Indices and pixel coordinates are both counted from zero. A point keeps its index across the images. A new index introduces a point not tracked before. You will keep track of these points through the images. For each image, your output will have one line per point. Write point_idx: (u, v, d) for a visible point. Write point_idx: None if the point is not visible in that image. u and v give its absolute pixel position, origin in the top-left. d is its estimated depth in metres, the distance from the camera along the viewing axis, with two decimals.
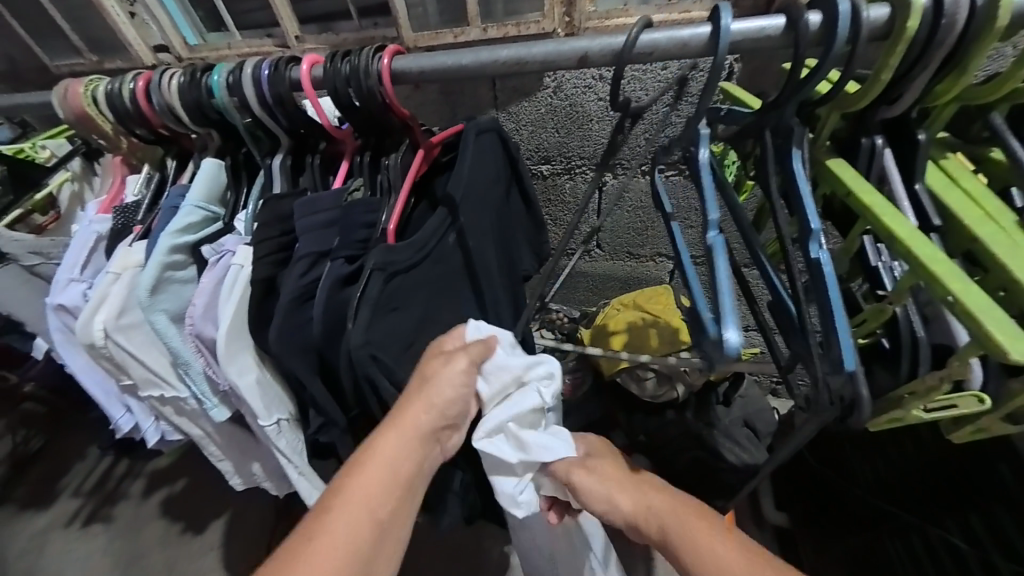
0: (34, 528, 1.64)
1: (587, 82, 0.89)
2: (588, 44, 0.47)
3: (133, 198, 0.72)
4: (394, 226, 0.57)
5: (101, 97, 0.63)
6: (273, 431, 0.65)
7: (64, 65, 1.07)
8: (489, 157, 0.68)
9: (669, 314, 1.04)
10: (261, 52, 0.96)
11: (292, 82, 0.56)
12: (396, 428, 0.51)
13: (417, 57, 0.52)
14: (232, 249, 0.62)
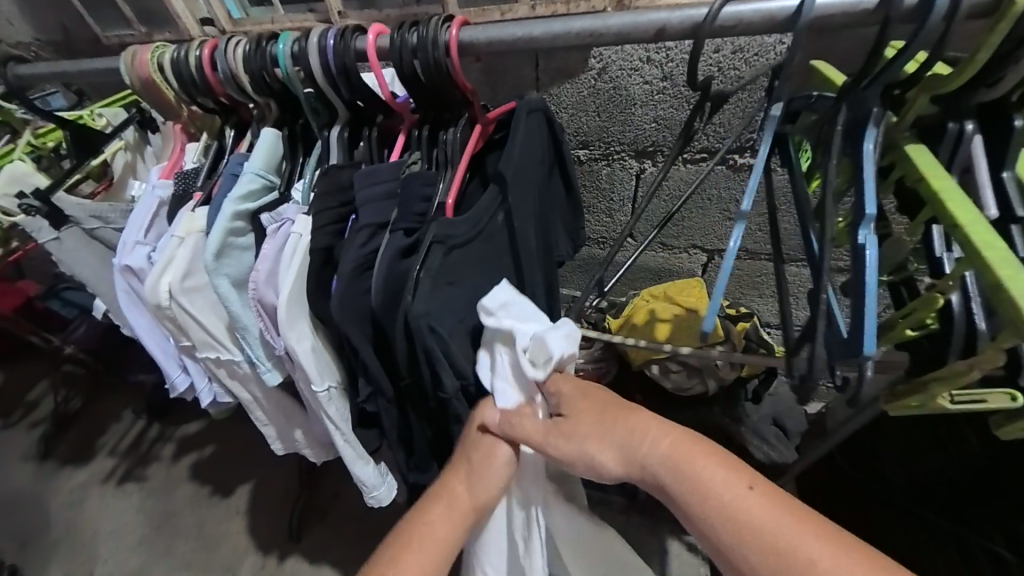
0: (75, 482, 1.74)
1: (634, 64, 0.86)
2: (667, 17, 0.48)
3: (192, 165, 0.74)
4: (451, 202, 0.58)
5: (167, 64, 0.66)
6: (324, 397, 0.68)
7: (115, 35, 1.10)
8: (538, 138, 0.68)
9: (703, 306, 1.07)
10: (304, 27, 0.97)
11: (357, 52, 0.58)
12: (445, 502, 0.59)
13: (486, 28, 0.54)
14: (292, 216, 0.63)
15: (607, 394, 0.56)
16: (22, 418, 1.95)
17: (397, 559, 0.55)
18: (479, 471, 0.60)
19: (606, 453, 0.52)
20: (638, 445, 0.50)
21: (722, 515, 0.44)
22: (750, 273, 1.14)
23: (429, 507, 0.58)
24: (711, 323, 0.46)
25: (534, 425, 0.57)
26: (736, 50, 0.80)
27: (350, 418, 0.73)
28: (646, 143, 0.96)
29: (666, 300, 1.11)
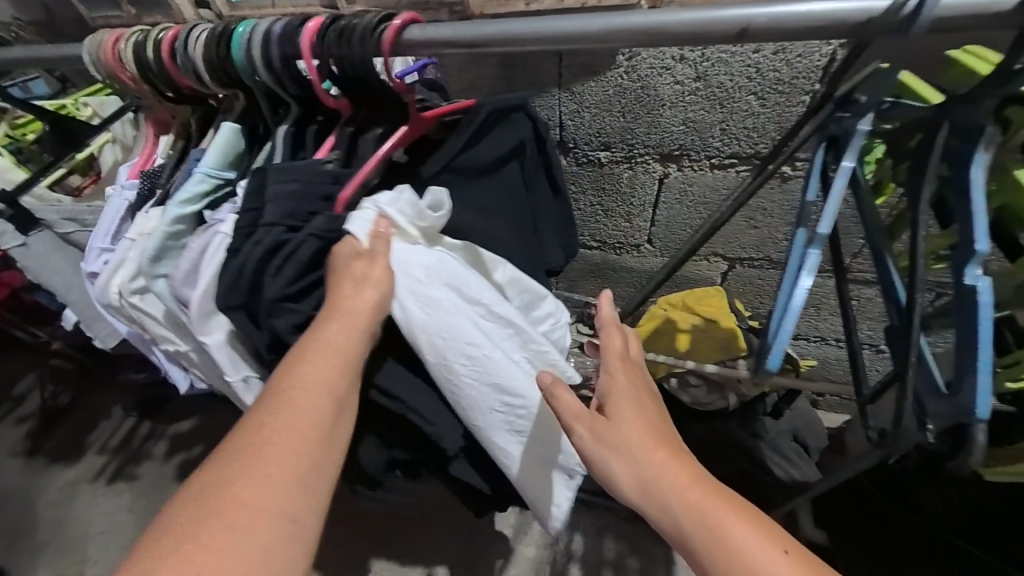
0: (64, 480, 1.68)
1: (665, 64, 0.80)
2: (755, 13, 0.41)
3: (161, 161, 0.72)
4: (345, 196, 0.57)
5: (130, 51, 0.62)
6: (240, 386, 0.63)
7: (102, 16, 1.02)
8: (508, 133, 0.70)
9: (722, 316, 1.00)
10: (306, 12, 0.91)
11: (295, 43, 0.55)
12: (336, 319, 0.52)
13: (526, 20, 0.48)
14: (224, 216, 0.60)
15: (649, 416, 0.52)
16: (7, 413, 1.88)
17: (298, 385, 0.47)
18: (360, 292, 0.53)
19: (624, 469, 0.48)
20: (654, 473, 0.46)
21: (731, 564, 0.40)
22: (773, 283, 1.10)
23: (324, 325, 0.51)
24: (776, 359, 0.48)
25: (573, 400, 0.53)
26: (777, 50, 0.75)
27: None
28: (672, 146, 0.91)
29: (683, 309, 1.05)
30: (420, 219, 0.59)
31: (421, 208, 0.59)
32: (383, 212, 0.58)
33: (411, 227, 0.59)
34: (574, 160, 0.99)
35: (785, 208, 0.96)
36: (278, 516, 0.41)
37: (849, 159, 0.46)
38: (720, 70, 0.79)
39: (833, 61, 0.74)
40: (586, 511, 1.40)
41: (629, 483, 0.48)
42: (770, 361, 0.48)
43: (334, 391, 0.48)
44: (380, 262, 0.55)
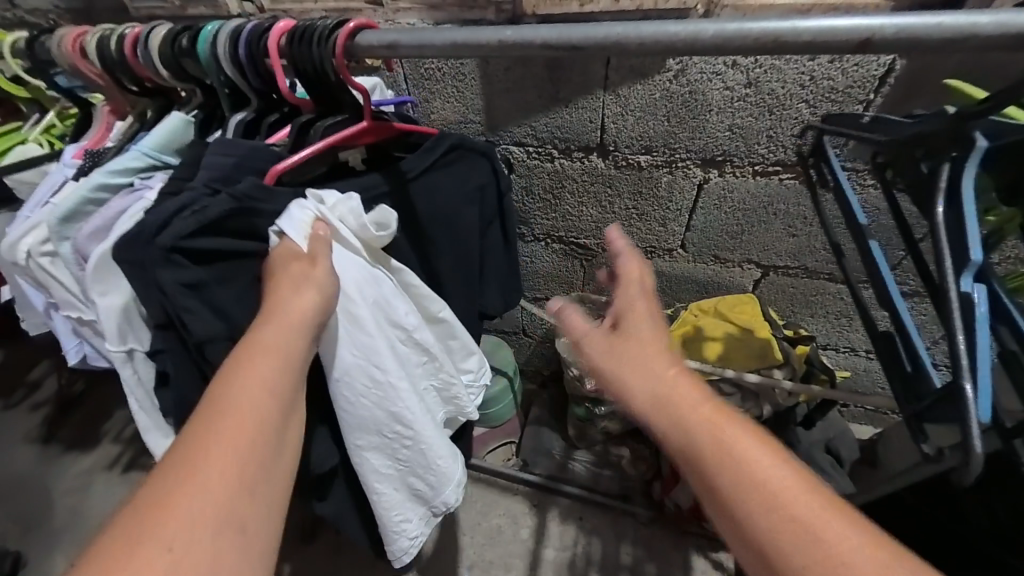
0: (79, 468, 1.68)
1: (717, 69, 0.80)
2: (882, 22, 0.39)
3: (111, 142, 0.71)
4: (275, 171, 0.58)
5: (91, 45, 0.64)
6: (120, 357, 0.64)
7: (144, 7, 1.02)
8: (466, 167, 0.75)
9: (759, 325, 1.01)
10: (351, 10, 0.92)
11: (264, 47, 0.57)
12: (277, 319, 0.50)
13: (585, 25, 0.46)
14: (151, 185, 0.63)
15: (664, 336, 0.48)
16: (23, 399, 1.89)
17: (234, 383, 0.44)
18: (302, 289, 0.52)
19: (643, 386, 0.45)
20: (678, 402, 0.43)
21: (770, 503, 0.36)
22: (806, 292, 1.09)
23: (262, 325, 0.49)
24: (988, 407, 0.43)
25: (582, 323, 0.51)
26: (835, 59, 0.74)
27: (151, 386, 0.69)
28: (715, 152, 0.90)
29: (717, 316, 1.05)
30: (361, 228, 0.61)
31: (361, 218, 0.61)
32: (320, 215, 0.58)
33: (343, 237, 0.60)
34: (612, 163, 0.99)
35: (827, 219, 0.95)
36: (225, 525, 0.37)
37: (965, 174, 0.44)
38: (774, 78, 0.78)
39: (892, 70, 0.73)
40: (600, 512, 1.41)
41: (648, 404, 0.44)
42: (982, 411, 0.44)
43: (279, 390, 0.46)
44: (321, 263, 0.55)
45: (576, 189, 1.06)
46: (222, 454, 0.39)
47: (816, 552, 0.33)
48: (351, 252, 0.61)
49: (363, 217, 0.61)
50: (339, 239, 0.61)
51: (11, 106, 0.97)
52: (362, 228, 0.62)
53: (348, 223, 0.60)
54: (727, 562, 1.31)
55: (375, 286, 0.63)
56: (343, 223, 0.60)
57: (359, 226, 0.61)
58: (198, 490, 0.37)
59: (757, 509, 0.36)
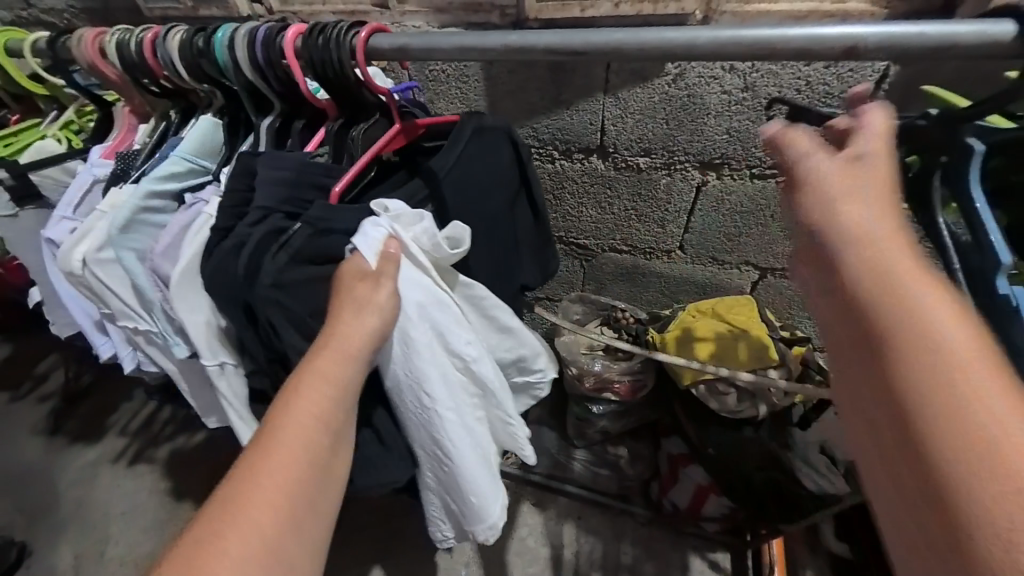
0: (86, 460, 1.71)
1: (714, 73, 0.81)
2: (865, 30, 0.41)
3: (138, 144, 0.74)
4: (338, 189, 0.59)
5: (112, 47, 0.66)
6: (215, 370, 0.68)
7: (157, 8, 1.04)
8: (489, 151, 0.70)
9: (755, 327, 1.02)
10: (359, 12, 0.95)
11: (281, 48, 0.58)
12: (333, 345, 0.50)
13: (584, 32, 0.48)
14: (205, 198, 0.66)
15: (887, 178, 0.38)
16: (31, 391, 1.93)
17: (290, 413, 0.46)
18: (358, 311, 0.52)
19: (847, 211, 0.36)
20: (875, 248, 0.34)
21: (944, 369, 0.28)
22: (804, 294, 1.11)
23: (319, 352, 0.49)
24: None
25: (809, 141, 0.43)
26: (830, 64, 0.75)
27: (245, 397, 0.72)
28: (713, 155, 0.91)
29: (715, 318, 1.06)
30: (431, 246, 0.60)
31: (432, 235, 0.59)
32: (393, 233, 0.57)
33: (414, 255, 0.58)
34: (612, 165, 1.01)
35: None
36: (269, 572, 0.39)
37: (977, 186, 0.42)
38: (769, 83, 0.80)
39: (887, 76, 0.74)
40: (599, 512, 1.42)
41: (835, 236, 0.35)
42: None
43: (328, 427, 0.47)
44: (386, 286, 0.54)
45: (576, 189, 1.08)
46: (270, 499, 0.41)
47: (967, 429, 0.26)
48: (422, 271, 0.59)
49: (434, 235, 0.60)
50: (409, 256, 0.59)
51: (29, 103, 1.00)
52: (432, 245, 0.60)
53: (419, 240, 0.59)
54: (725, 561, 1.32)
55: (432, 312, 0.59)
56: (413, 240, 0.59)
57: (429, 244, 0.60)
58: (249, 532, 0.39)
59: (924, 366, 0.28)
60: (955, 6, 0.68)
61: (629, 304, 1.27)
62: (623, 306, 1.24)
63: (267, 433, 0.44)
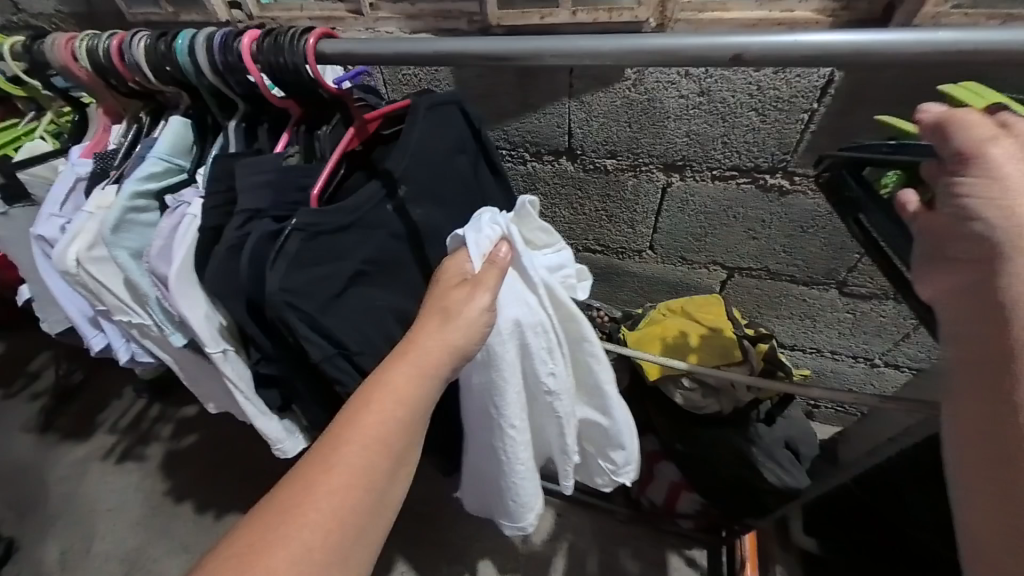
0: (75, 457, 1.72)
1: (671, 78, 0.84)
2: (747, 41, 0.41)
3: (113, 145, 0.77)
4: (317, 193, 0.61)
5: (84, 52, 0.69)
6: (219, 357, 0.71)
7: (140, 13, 1.07)
8: (445, 127, 0.70)
9: (726, 324, 1.05)
10: (334, 17, 0.98)
11: (236, 52, 0.60)
12: (407, 362, 0.53)
13: (511, 38, 0.48)
14: (187, 200, 0.67)
15: None
16: (24, 389, 1.95)
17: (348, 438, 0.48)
18: (449, 334, 0.55)
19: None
20: None
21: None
22: (770, 293, 1.13)
23: (397, 367, 0.53)
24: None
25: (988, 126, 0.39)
26: (778, 70, 0.79)
27: (250, 379, 0.75)
28: (675, 158, 0.94)
29: (686, 316, 1.09)
30: (559, 272, 0.69)
31: (565, 267, 0.69)
32: (507, 235, 0.61)
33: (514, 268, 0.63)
34: (581, 167, 1.03)
35: (783, 222, 0.98)
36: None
37: None
38: (723, 88, 0.82)
39: (832, 82, 0.78)
40: (578, 509, 1.44)
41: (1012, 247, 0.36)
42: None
43: (391, 444, 0.50)
44: (479, 294, 0.57)
45: (548, 190, 1.11)
46: (323, 507, 0.45)
47: None
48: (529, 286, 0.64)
49: (564, 267, 0.69)
50: (516, 263, 0.63)
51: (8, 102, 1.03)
52: (559, 274, 0.69)
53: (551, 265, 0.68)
54: (701, 558, 1.34)
55: (528, 332, 0.64)
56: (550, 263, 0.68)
57: (559, 271, 0.69)
58: (300, 537, 0.44)
59: None
60: (893, 13, 0.70)
61: (605, 304, 1.30)
62: (597, 305, 1.27)
63: (335, 438, 0.48)
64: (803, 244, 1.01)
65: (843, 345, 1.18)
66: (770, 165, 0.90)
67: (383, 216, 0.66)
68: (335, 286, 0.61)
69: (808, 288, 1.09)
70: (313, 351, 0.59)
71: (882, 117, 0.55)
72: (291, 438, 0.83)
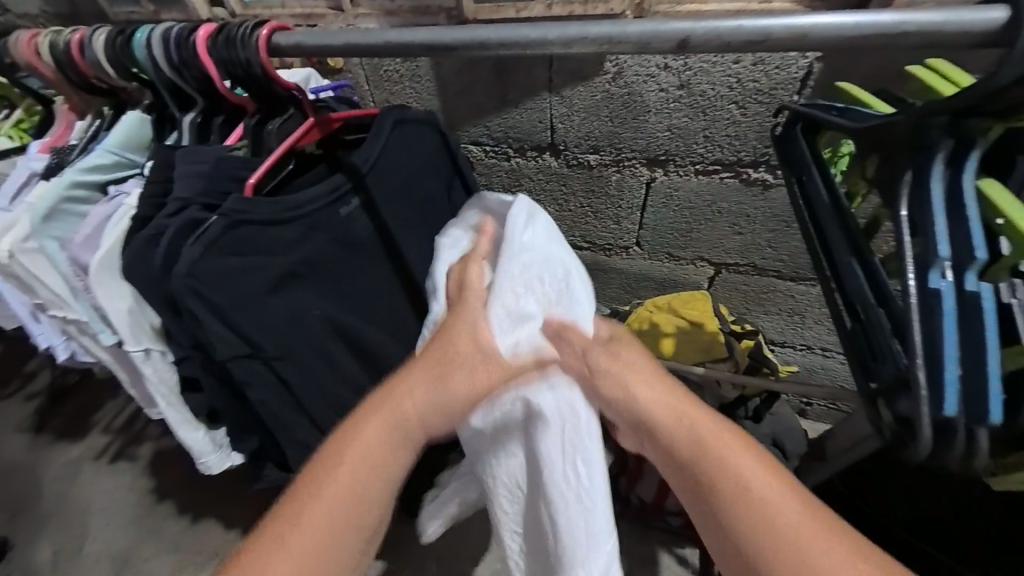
0: (67, 458, 1.72)
1: (650, 71, 0.83)
2: (692, 26, 0.38)
3: (72, 140, 0.78)
4: (254, 182, 0.61)
5: (44, 47, 0.69)
6: (139, 356, 0.72)
7: (122, 13, 1.08)
8: (410, 142, 0.74)
9: (708, 320, 1.03)
10: (315, 14, 0.97)
11: (192, 47, 0.60)
12: (382, 415, 0.48)
13: (452, 28, 0.45)
14: (127, 191, 0.70)
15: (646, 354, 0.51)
16: (19, 389, 1.95)
17: (326, 479, 0.45)
18: (450, 381, 0.50)
19: (645, 392, 0.47)
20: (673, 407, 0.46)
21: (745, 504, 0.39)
22: (758, 289, 1.12)
23: (370, 418, 0.48)
24: (954, 399, 0.31)
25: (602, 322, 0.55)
26: (757, 62, 0.78)
27: (172, 383, 0.76)
28: (657, 151, 0.93)
29: (669, 311, 1.07)
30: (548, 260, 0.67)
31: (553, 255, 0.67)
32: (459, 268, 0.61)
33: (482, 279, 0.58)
34: (564, 162, 1.03)
35: (767, 216, 0.97)
36: None
37: (937, 176, 0.34)
38: (702, 81, 0.82)
39: (811, 73, 0.77)
40: None
41: (645, 415, 0.46)
42: (947, 405, 0.31)
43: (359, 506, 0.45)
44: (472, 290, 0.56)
45: (533, 186, 1.10)
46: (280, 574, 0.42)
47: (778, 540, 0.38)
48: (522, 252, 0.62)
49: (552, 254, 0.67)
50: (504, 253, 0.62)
51: None
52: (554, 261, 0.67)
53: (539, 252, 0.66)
54: (692, 557, 1.33)
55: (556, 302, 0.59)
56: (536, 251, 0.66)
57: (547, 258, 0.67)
58: None
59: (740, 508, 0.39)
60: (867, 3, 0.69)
61: None
62: None
63: (302, 493, 0.45)
64: (787, 238, 1.00)
65: (834, 341, 1.17)
66: (752, 159, 0.90)
67: (335, 218, 0.68)
68: (264, 283, 0.62)
69: (795, 284, 1.08)
70: (218, 346, 0.60)
71: (841, 84, 0.60)
72: (217, 452, 0.83)
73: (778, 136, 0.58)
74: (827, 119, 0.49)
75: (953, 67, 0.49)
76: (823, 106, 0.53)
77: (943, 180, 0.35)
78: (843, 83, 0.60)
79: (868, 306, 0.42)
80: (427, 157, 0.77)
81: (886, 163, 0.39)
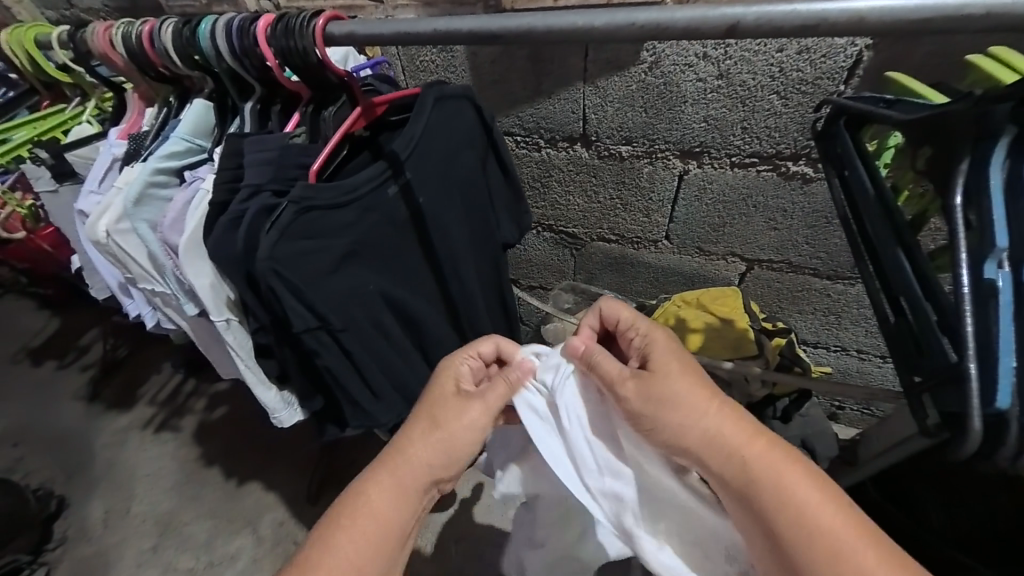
0: (118, 425, 1.84)
1: (688, 60, 0.82)
2: (741, 12, 0.38)
3: (146, 127, 0.83)
4: (317, 168, 0.64)
5: (118, 39, 0.74)
6: (222, 326, 0.77)
7: (177, 5, 1.14)
8: (450, 122, 0.76)
9: (738, 317, 1.01)
10: (356, 6, 0.99)
11: (251, 37, 0.64)
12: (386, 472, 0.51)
13: (498, 15, 0.46)
14: (202, 177, 0.74)
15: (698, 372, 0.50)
16: (75, 360, 2.10)
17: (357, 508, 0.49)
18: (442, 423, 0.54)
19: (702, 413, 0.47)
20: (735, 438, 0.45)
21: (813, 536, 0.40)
22: (792, 287, 1.09)
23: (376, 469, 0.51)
24: (1008, 391, 0.31)
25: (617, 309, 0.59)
26: (802, 50, 0.75)
27: (250, 349, 0.81)
28: (692, 143, 0.92)
29: (697, 308, 1.06)
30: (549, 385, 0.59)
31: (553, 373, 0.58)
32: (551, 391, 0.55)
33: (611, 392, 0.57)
34: (596, 154, 1.02)
35: (807, 212, 0.95)
36: None
37: (995, 163, 0.33)
38: (742, 69, 0.80)
39: (860, 61, 0.74)
40: None
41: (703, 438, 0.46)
42: (998, 397, 0.31)
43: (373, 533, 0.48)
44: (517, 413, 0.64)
45: (563, 177, 1.10)
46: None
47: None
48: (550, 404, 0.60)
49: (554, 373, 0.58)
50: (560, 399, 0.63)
51: (57, 89, 1.10)
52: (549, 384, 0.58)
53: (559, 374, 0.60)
54: None
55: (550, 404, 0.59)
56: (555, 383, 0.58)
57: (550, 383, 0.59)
58: None
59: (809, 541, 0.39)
60: None
61: (619, 295, 1.28)
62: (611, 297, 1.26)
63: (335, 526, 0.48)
64: (827, 235, 0.97)
65: (871, 344, 1.13)
66: (792, 151, 0.87)
67: (383, 200, 0.70)
68: (323, 264, 0.65)
69: (832, 283, 1.05)
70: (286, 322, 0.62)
71: (890, 75, 0.59)
72: (287, 409, 0.89)
73: (818, 132, 0.55)
74: (865, 110, 0.47)
75: (1013, 53, 0.48)
76: (872, 95, 0.51)
77: (1004, 168, 0.33)
78: (894, 72, 0.58)
79: (917, 300, 0.41)
80: (467, 140, 0.79)
81: (938, 155, 0.38)
